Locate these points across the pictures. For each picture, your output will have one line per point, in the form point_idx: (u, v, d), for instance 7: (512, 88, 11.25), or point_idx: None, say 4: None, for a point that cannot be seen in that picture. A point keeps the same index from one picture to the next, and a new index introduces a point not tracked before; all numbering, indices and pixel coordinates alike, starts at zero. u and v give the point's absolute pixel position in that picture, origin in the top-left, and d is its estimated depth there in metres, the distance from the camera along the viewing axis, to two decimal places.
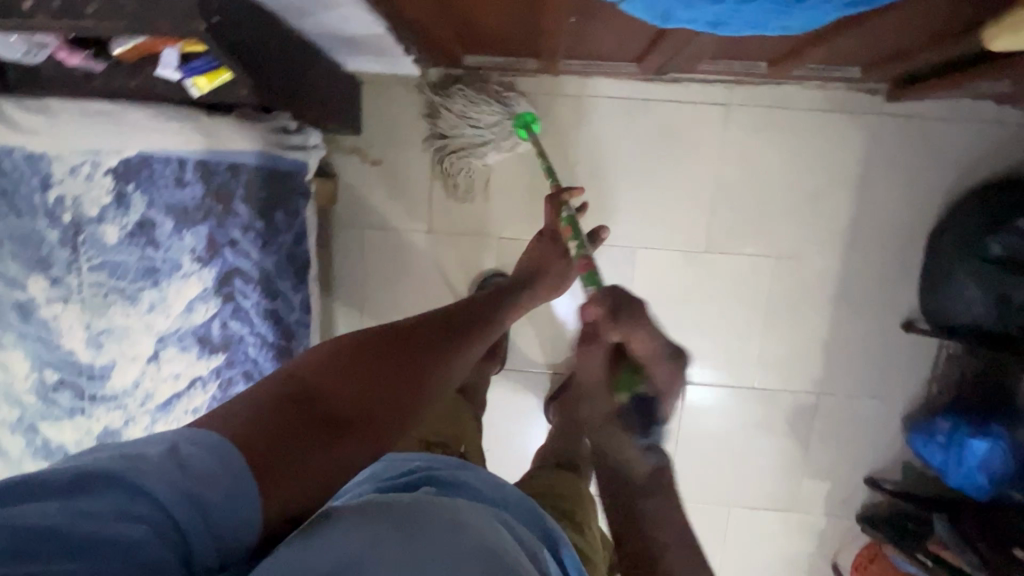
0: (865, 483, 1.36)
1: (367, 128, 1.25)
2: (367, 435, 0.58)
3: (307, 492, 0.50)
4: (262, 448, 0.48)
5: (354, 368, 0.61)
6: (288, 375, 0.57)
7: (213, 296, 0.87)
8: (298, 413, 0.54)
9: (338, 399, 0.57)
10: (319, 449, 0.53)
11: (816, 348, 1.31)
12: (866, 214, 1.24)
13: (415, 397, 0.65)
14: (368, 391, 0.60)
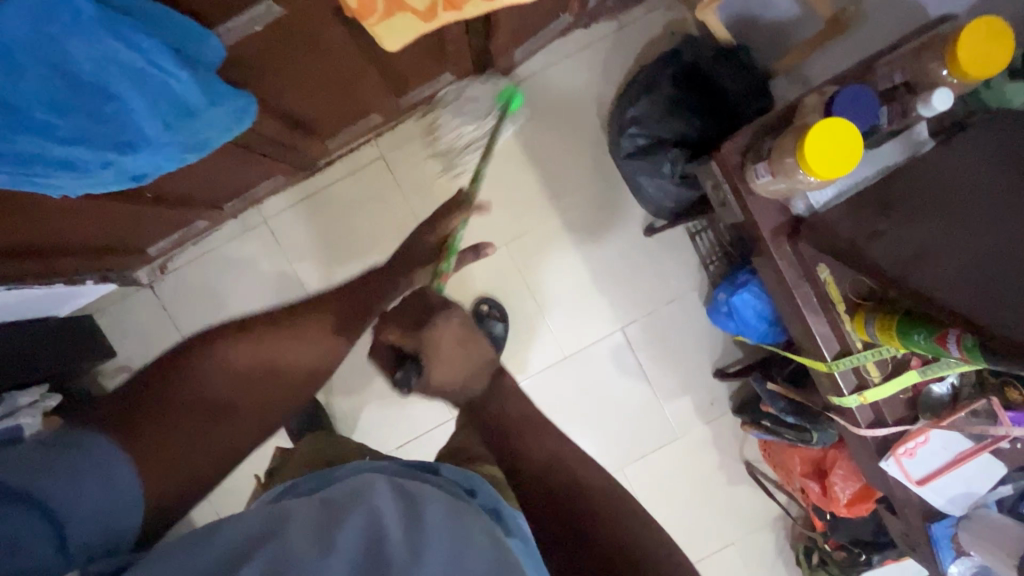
0: (716, 377, 1.38)
1: (118, 345, 1.34)
2: (234, 424, 0.66)
3: (176, 472, 0.60)
4: (129, 432, 0.58)
5: (257, 345, 0.70)
6: (176, 360, 0.66)
7: None
8: (163, 405, 0.62)
9: (226, 375, 0.67)
10: (202, 434, 0.63)
11: (592, 292, 1.37)
12: (551, 167, 1.34)
13: (295, 386, 0.73)
14: (252, 376, 0.69)
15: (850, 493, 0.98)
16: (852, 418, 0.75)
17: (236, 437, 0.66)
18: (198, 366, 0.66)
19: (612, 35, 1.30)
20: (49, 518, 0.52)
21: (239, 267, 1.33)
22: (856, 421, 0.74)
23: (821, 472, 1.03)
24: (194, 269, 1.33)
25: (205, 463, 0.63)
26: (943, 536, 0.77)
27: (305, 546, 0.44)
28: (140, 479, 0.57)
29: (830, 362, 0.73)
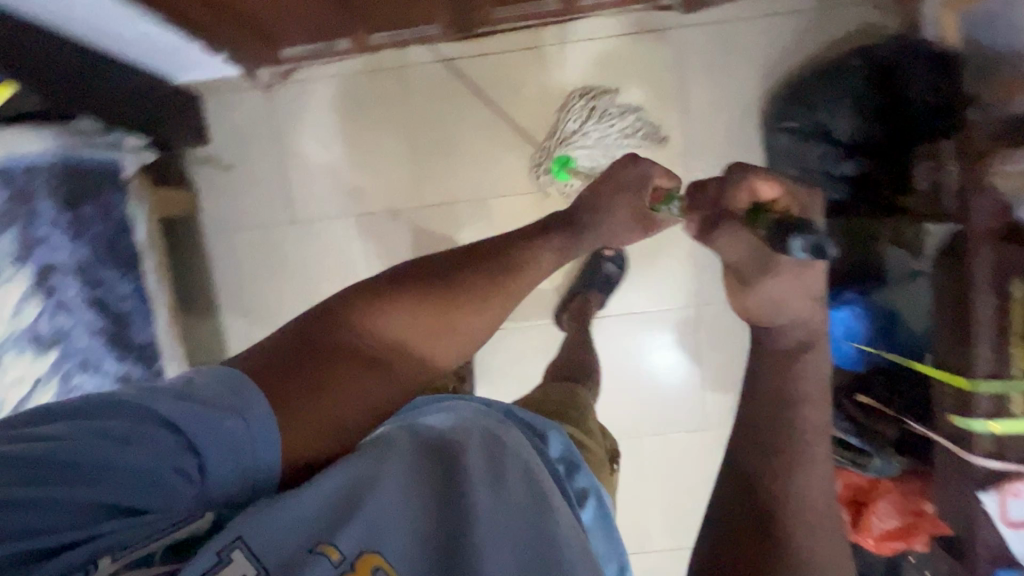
0: None
1: (214, 135, 1.31)
2: (376, 381, 0.63)
3: (306, 422, 0.56)
4: (287, 386, 0.57)
5: (372, 300, 0.69)
6: (282, 338, 0.63)
7: (35, 294, 0.90)
8: (318, 350, 0.62)
9: (388, 333, 0.67)
10: (359, 376, 0.62)
11: (685, 261, 1.33)
12: (695, 123, 1.28)
13: (428, 343, 0.70)
14: (379, 329, 0.66)
15: (893, 528, 0.96)
16: (968, 446, 0.79)
17: (377, 396, 0.63)
18: (358, 324, 0.66)
19: (809, 13, 1.23)
20: (184, 440, 0.50)
21: (359, 104, 1.30)
22: (967, 447, 0.79)
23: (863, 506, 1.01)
24: (313, 89, 1.30)
25: (354, 409, 0.61)
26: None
27: (392, 488, 0.51)
28: (280, 430, 0.55)
29: (978, 379, 0.76)
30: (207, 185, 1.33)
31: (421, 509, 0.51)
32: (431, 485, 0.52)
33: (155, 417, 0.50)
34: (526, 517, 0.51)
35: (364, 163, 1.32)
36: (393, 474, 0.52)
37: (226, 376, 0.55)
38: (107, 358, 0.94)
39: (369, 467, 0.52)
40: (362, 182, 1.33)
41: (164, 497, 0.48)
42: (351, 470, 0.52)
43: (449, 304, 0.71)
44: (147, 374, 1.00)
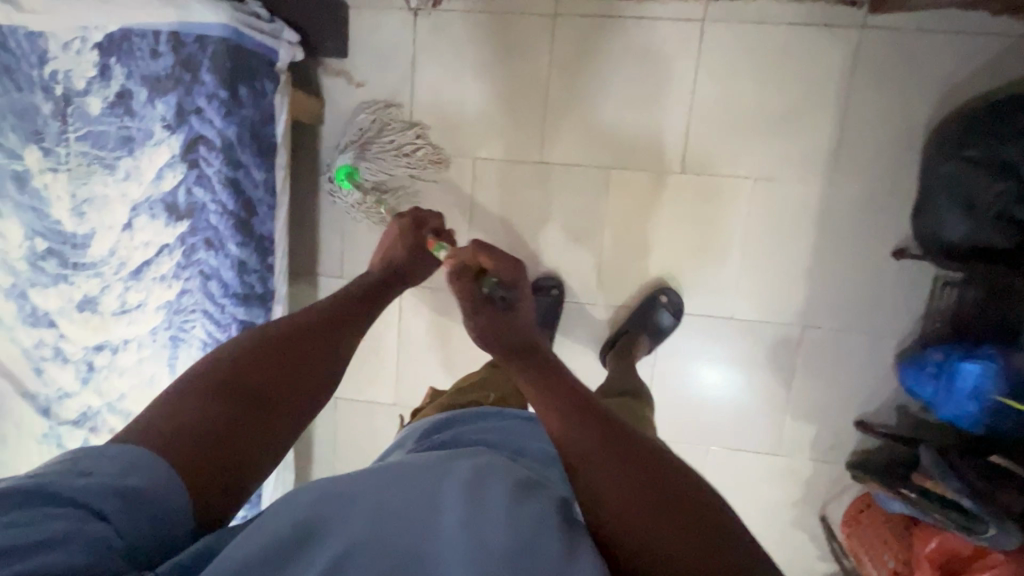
0: (854, 425, 1.28)
1: (353, 51, 1.30)
2: (284, 419, 0.73)
3: (255, 447, 0.68)
4: (200, 465, 0.62)
5: (265, 353, 0.76)
6: (207, 410, 0.66)
7: (179, 162, 0.91)
8: (248, 400, 0.71)
9: (259, 394, 0.72)
10: (252, 446, 0.68)
11: (802, 279, 1.25)
12: (854, 133, 1.18)
13: (315, 376, 0.80)
14: (273, 374, 0.75)
15: None
16: None
17: (282, 429, 0.72)
18: (234, 381, 0.71)
19: (1011, 38, 1.11)
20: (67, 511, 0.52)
21: (500, 46, 1.26)
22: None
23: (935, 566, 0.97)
24: (459, 22, 1.27)
25: (251, 455, 0.68)
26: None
27: (391, 510, 0.54)
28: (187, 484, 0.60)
29: None
30: (335, 99, 1.33)
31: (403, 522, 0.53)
32: (392, 500, 0.55)
33: (56, 495, 0.52)
34: (510, 536, 0.52)
35: (491, 107, 1.29)
36: (360, 502, 0.55)
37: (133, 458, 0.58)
38: (231, 242, 0.94)
39: (330, 502, 0.56)
40: (485, 127, 1.30)
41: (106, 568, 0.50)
42: (312, 502, 0.56)
43: (287, 374, 0.76)
44: (260, 266, 0.99)
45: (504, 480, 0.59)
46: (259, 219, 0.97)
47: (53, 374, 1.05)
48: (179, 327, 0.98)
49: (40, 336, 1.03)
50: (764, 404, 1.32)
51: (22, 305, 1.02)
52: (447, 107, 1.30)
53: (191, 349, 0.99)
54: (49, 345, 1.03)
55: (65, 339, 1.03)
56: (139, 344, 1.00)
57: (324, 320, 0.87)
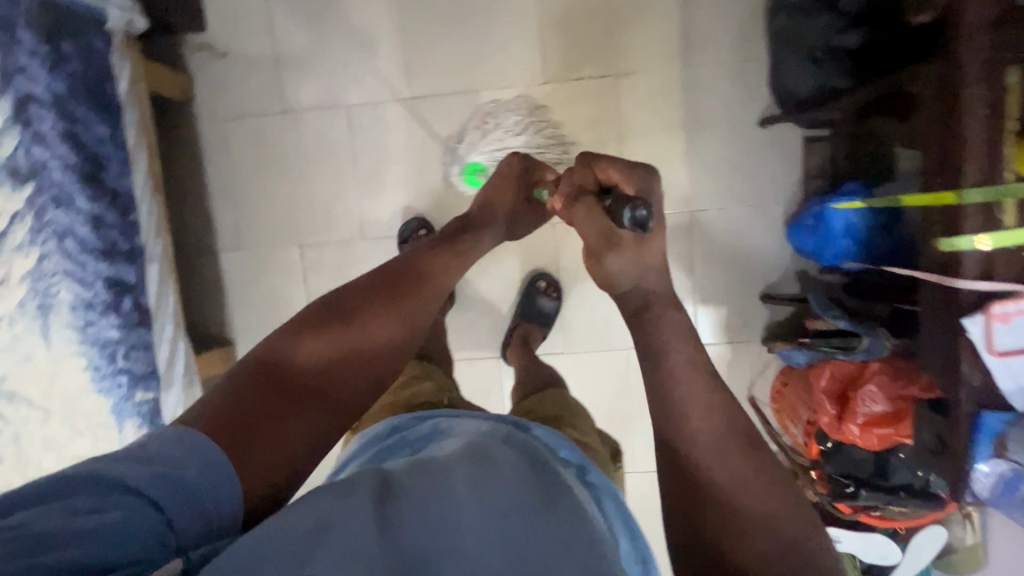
0: (761, 300, 1.30)
1: (210, 22, 1.32)
2: (302, 421, 0.68)
3: (269, 452, 0.63)
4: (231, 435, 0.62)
5: (296, 346, 0.73)
6: (230, 390, 0.67)
7: (11, 123, 0.90)
8: (273, 383, 0.69)
9: (323, 366, 0.73)
10: (292, 407, 0.68)
11: (682, 164, 1.27)
12: (698, 12, 1.22)
13: (357, 375, 0.75)
14: (310, 367, 0.72)
15: (881, 415, 0.90)
16: (955, 269, 0.72)
17: (305, 434, 0.67)
18: (286, 360, 0.72)
19: None
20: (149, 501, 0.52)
21: None
22: (956, 272, 0.71)
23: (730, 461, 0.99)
24: None
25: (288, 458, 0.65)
26: (991, 429, 0.74)
27: (412, 518, 0.54)
28: (237, 465, 0.60)
29: (964, 187, 0.69)
30: (202, 72, 1.34)
31: (419, 522, 0.53)
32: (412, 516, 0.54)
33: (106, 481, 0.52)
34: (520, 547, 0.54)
35: (354, 51, 1.31)
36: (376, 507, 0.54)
37: (176, 438, 0.59)
38: (81, 196, 0.94)
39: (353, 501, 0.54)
40: (352, 73, 1.32)
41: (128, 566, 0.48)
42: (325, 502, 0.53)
43: (275, 379, 0.70)
44: (118, 221, 0.99)
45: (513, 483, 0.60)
46: (109, 172, 0.98)
47: None
48: (45, 296, 0.95)
49: None
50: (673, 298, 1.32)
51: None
52: (312, 58, 1.32)
53: (62, 315, 0.96)
54: None
55: None
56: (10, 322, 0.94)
57: (390, 281, 0.86)
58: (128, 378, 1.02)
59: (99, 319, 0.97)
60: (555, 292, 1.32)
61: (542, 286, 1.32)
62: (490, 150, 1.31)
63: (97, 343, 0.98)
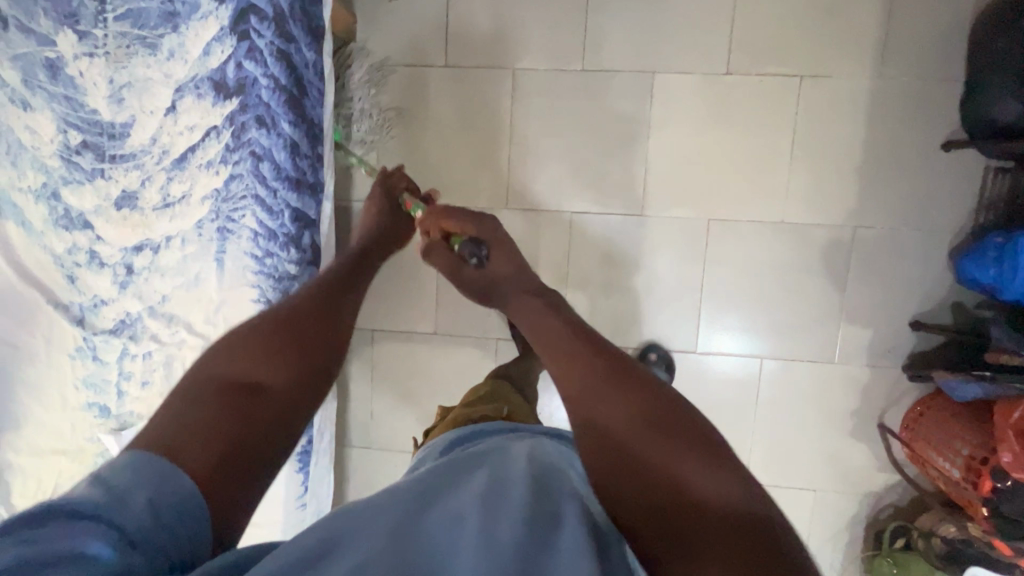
0: (911, 327, 1.26)
1: None
2: (256, 451, 0.61)
3: (238, 488, 0.58)
4: (213, 480, 0.56)
5: (215, 407, 0.61)
6: (187, 453, 0.56)
7: (229, 35, 0.87)
8: (214, 434, 0.59)
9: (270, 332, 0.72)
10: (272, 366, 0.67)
11: (851, 177, 1.24)
12: (899, 24, 1.18)
13: (288, 403, 0.66)
14: (235, 416, 0.61)
15: None
16: None
17: (263, 466, 0.61)
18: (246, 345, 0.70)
19: None
20: (114, 530, 0.47)
21: None
22: None
23: (707, 428, 0.61)
24: None
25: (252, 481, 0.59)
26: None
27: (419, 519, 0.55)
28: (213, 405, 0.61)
29: None
30: (367, 15, 1.30)
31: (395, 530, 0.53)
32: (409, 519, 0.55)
33: (65, 512, 0.47)
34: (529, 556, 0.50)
35: (529, 14, 1.26)
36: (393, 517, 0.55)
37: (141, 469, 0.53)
38: (284, 120, 0.90)
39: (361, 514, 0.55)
40: (524, 36, 1.27)
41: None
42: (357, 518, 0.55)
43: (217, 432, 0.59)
44: (312, 153, 0.93)
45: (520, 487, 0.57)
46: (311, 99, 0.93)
47: (85, 279, 0.98)
48: (227, 218, 0.93)
49: (74, 241, 0.97)
50: (817, 314, 1.29)
51: (54, 207, 0.96)
52: (484, 14, 1.27)
53: (241, 241, 0.93)
54: (84, 250, 0.97)
55: (101, 242, 0.97)
56: (183, 241, 0.95)
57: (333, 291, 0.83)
58: None
59: (278, 251, 0.93)
60: (666, 362, 1.32)
61: (653, 357, 1.32)
62: (655, 135, 1.26)
63: (273, 276, 0.94)
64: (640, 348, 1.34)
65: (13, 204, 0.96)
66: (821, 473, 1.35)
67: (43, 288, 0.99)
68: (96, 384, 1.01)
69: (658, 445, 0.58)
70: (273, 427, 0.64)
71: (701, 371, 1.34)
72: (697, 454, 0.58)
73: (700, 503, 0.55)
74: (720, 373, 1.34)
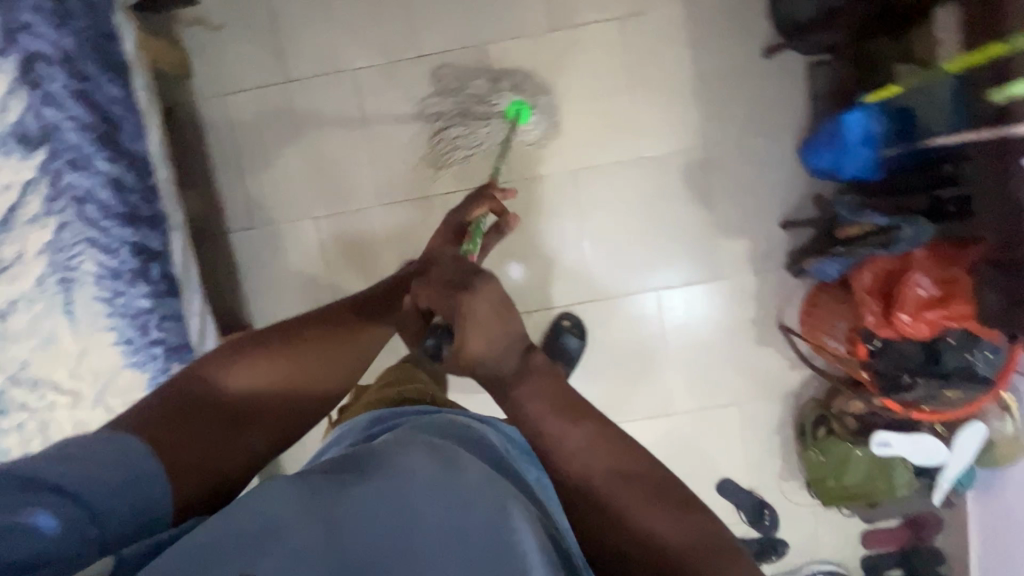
0: (781, 227, 1.32)
1: None
2: (222, 445, 0.63)
3: (205, 468, 0.60)
4: (164, 438, 0.59)
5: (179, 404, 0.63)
6: (161, 428, 0.60)
7: (18, 85, 0.85)
8: (235, 415, 0.66)
9: (248, 382, 0.69)
10: (237, 436, 0.65)
11: (691, 101, 1.30)
12: None
13: (274, 408, 0.70)
14: (207, 415, 0.64)
15: (937, 298, 0.92)
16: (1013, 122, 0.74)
17: (228, 459, 0.62)
18: (211, 379, 0.67)
19: None
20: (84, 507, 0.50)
21: None
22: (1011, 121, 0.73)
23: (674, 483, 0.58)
24: None
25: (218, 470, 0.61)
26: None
27: (356, 500, 0.47)
28: (182, 450, 0.59)
29: None
30: (198, 48, 1.31)
31: (333, 514, 0.46)
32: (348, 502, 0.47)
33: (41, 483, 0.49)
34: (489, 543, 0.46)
35: (354, 15, 1.29)
36: (320, 504, 0.47)
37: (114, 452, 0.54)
38: (99, 157, 0.90)
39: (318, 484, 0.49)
40: (354, 36, 1.29)
41: (52, 546, 0.46)
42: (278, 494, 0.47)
43: (182, 420, 0.62)
44: (139, 186, 0.95)
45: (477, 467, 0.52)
46: (126, 133, 0.94)
47: None
48: (65, 269, 0.90)
49: None
50: (695, 235, 1.34)
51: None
52: (311, 24, 1.29)
53: (85, 288, 0.91)
54: None
55: None
56: (27, 302, 0.91)
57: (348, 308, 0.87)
58: (162, 351, 0.96)
59: (127, 288, 0.93)
60: (580, 330, 1.36)
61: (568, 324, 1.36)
62: (502, 102, 1.30)
63: (127, 314, 0.93)
64: (555, 317, 1.37)
65: None
66: (741, 384, 1.39)
67: None
68: None
69: (604, 464, 0.59)
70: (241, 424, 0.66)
71: (605, 316, 1.37)
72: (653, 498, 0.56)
73: (624, 518, 0.56)
74: (624, 313, 1.37)
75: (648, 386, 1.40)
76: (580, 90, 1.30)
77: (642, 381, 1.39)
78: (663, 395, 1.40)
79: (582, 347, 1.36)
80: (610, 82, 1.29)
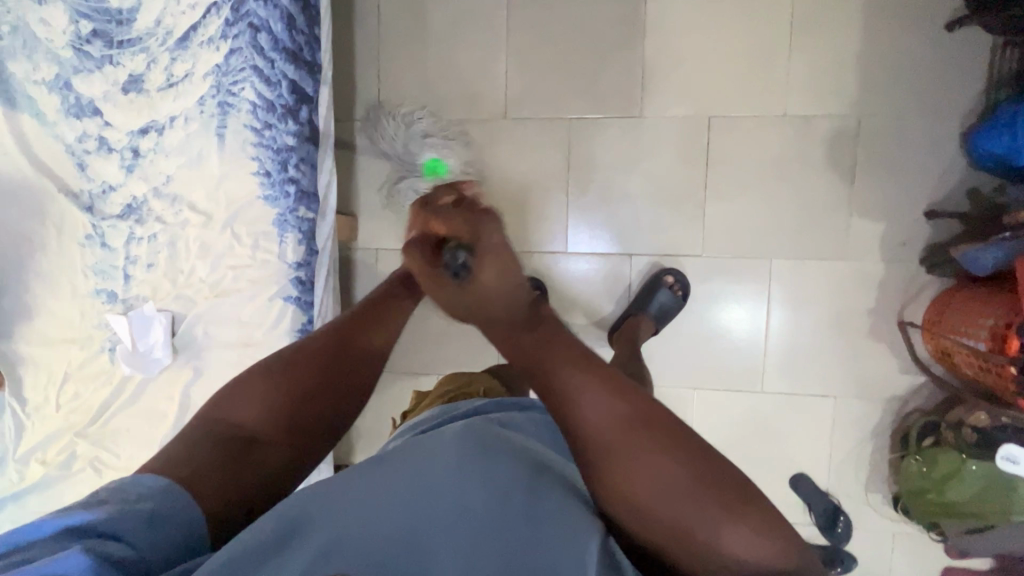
0: (924, 216, 1.22)
1: None
2: (257, 465, 0.63)
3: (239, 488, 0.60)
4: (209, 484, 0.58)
5: (197, 445, 0.61)
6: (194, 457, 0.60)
7: None
8: (224, 437, 0.63)
9: (257, 405, 0.67)
10: (259, 456, 0.63)
11: (852, 67, 1.22)
12: None
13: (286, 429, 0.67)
14: (222, 447, 0.62)
15: None
16: None
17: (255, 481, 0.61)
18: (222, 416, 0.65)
19: None
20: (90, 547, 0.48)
21: None
22: None
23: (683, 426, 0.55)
24: None
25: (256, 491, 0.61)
26: None
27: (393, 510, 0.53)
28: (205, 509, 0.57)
29: None
30: None
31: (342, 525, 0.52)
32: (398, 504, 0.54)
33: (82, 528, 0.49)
34: (529, 519, 0.54)
35: None
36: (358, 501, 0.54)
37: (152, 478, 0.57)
38: None
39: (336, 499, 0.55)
40: None
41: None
42: (316, 508, 0.54)
43: (216, 455, 0.61)
44: (308, 30, 0.95)
45: (526, 485, 0.57)
46: None
47: (96, 167, 1.01)
48: (228, 92, 0.95)
49: (84, 129, 1.00)
50: (823, 209, 1.26)
51: (67, 96, 0.99)
52: None
53: (240, 115, 0.96)
54: (94, 137, 1.00)
55: (110, 128, 1.00)
56: (186, 120, 0.97)
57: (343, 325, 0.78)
58: (295, 191, 0.97)
59: (276, 123, 0.95)
60: (678, 292, 1.30)
61: (666, 281, 1.30)
62: (649, 37, 1.27)
63: (271, 148, 0.96)
64: (646, 269, 1.33)
65: (28, 96, 0.99)
66: (840, 379, 1.29)
67: (57, 177, 1.02)
68: (105, 270, 1.02)
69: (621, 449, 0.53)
70: (262, 451, 0.64)
71: (707, 277, 1.32)
72: (682, 475, 0.52)
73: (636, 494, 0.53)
74: (726, 277, 1.31)
75: (735, 359, 1.33)
76: (735, 36, 1.25)
77: (730, 352, 1.33)
78: (750, 372, 1.33)
79: (675, 304, 1.29)
80: (771, 32, 1.23)
